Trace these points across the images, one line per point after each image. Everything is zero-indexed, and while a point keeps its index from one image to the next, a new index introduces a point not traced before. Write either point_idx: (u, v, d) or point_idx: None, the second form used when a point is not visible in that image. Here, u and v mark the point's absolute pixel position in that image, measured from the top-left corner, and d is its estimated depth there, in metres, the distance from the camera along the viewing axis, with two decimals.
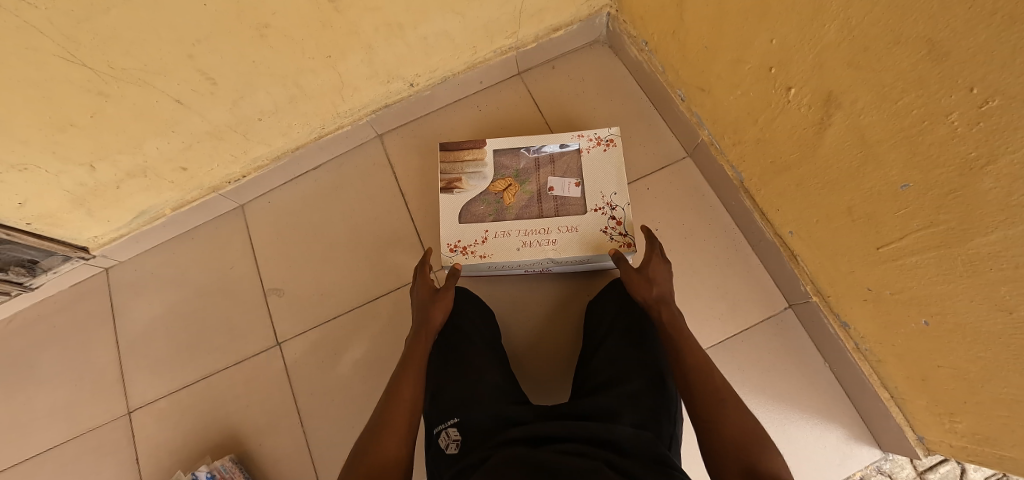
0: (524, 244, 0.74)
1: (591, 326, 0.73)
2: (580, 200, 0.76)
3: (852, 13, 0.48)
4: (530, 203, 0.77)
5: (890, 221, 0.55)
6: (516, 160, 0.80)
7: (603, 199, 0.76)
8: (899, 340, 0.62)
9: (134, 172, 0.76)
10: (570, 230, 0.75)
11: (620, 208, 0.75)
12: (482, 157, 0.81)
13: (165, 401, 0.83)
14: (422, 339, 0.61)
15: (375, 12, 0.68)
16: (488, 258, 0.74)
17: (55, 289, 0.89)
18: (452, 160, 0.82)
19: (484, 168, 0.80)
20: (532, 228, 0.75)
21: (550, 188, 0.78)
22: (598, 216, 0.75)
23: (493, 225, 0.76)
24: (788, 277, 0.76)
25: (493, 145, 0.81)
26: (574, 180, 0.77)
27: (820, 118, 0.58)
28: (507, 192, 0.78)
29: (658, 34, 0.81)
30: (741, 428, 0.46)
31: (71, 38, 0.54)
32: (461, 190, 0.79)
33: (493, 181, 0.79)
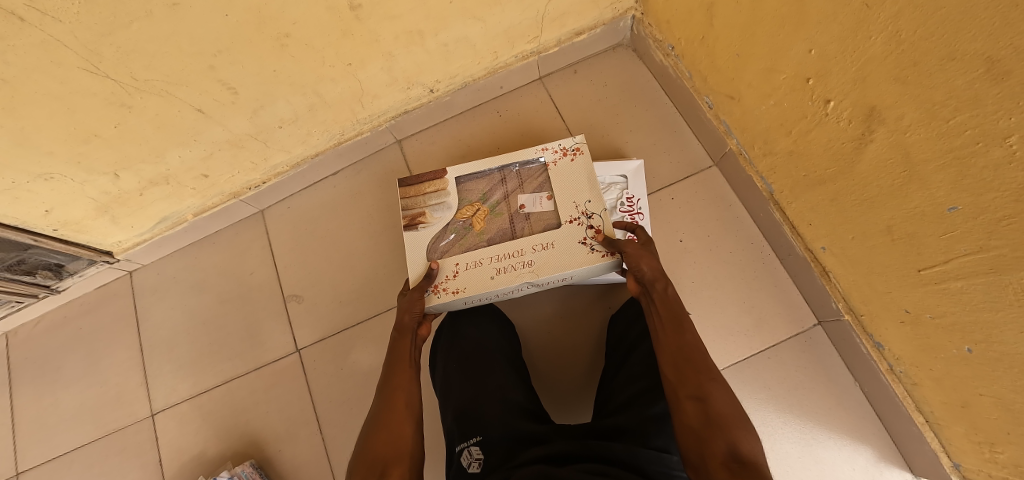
0: (498, 271, 0.66)
1: (614, 343, 0.72)
2: (552, 212, 0.70)
3: (902, 26, 0.45)
4: (502, 223, 0.71)
5: (932, 244, 0.53)
6: (485, 181, 0.75)
7: (577, 209, 0.68)
8: (937, 364, 0.59)
9: (156, 180, 0.76)
10: (546, 247, 0.66)
11: (596, 214, 0.67)
12: (443, 187, 0.74)
13: (187, 405, 0.84)
14: (408, 337, 0.59)
15: (396, 19, 0.67)
16: (462, 294, 0.65)
17: (80, 292, 0.91)
18: (412, 195, 0.74)
19: (449, 197, 0.73)
20: (501, 251, 0.67)
21: (522, 204, 0.72)
22: (571, 227, 0.67)
23: (462, 256, 0.68)
24: (819, 294, 0.73)
25: (453, 173, 0.75)
26: (546, 194, 0.71)
27: (860, 133, 0.55)
28: (477, 218, 0.71)
29: (684, 39, 0.78)
30: (724, 412, 0.45)
31: (95, 52, 0.54)
32: (427, 224, 0.71)
33: (459, 208, 0.73)
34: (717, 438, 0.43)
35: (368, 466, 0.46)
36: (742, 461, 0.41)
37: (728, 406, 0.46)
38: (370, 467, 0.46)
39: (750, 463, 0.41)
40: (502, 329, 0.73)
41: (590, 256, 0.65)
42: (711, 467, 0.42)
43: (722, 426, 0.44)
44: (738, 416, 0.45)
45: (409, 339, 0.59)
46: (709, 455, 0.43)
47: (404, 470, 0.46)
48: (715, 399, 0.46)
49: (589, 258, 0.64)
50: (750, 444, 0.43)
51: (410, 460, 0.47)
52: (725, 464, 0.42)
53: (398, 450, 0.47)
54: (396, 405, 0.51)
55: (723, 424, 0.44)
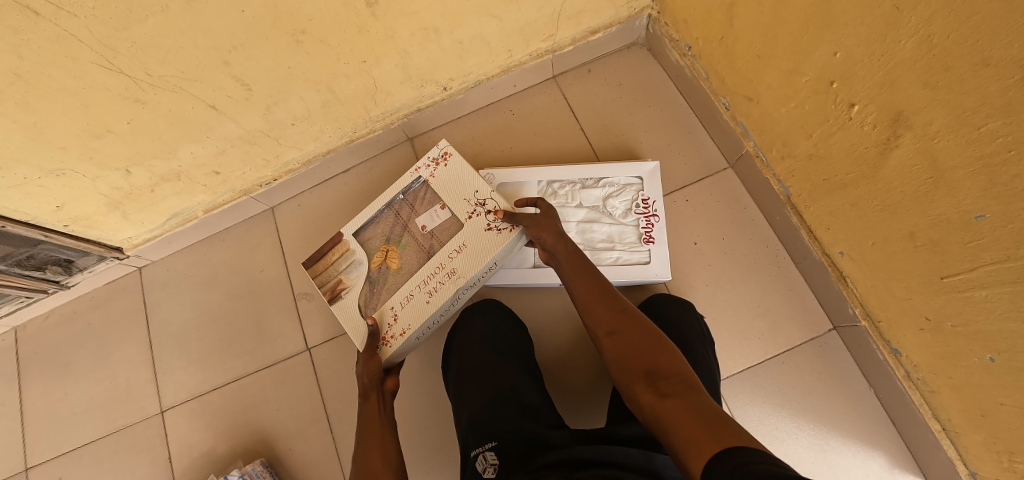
0: (431, 293, 0.66)
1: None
2: (452, 216, 0.70)
3: (935, 30, 0.44)
4: (411, 252, 0.70)
5: (957, 251, 0.52)
6: (382, 226, 0.73)
7: (471, 203, 0.68)
8: (957, 372, 0.59)
9: (167, 177, 0.76)
10: (462, 249, 0.66)
11: (483, 199, 0.67)
12: (346, 248, 0.73)
13: (196, 402, 0.84)
14: (373, 396, 0.58)
15: (412, 16, 0.66)
16: (409, 330, 0.65)
17: (89, 288, 0.90)
18: (323, 268, 0.73)
19: (354, 254, 0.72)
20: (422, 274, 0.67)
21: (421, 225, 0.71)
22: (473, 222, 0.68)
23: (392, 300, 0.68)
24: (835, 299, 0.73)
25: (348, 231, 0.73)
26: (439, 204, 0.71)
27: (885, 138, 0.54)
28: (389, 260, 0.70)
29: (703, 39, 0.77)
30: (641, 336, 0.46)
31: (110, 47, 0.54)
32: (349, 289, 0.69)
33: (370, 258, 0.71)
34: (637, 363, 0.44)
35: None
36: (662, 375, 0.42)
37: (641, 329, 0.47)
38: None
39: (671, 375, 0.42)
40: (513, 332, 0.72)
41: (497, 237, 0.65)
42: (639, 392, 0.42)
43: (640, 351, 0.45)
44: (653, 337, 0.46)
45: (375, 398, 0.58)
46: (635, 383, 0.43)
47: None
48: (627, 327, 0.47)
49: (499, 241, 0.65)
50: (666, 357, 0.44)
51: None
52: (648, 385, 0.42)
53: None
54: (372, 467, 0.48)
55: (642, 347, 0.45)
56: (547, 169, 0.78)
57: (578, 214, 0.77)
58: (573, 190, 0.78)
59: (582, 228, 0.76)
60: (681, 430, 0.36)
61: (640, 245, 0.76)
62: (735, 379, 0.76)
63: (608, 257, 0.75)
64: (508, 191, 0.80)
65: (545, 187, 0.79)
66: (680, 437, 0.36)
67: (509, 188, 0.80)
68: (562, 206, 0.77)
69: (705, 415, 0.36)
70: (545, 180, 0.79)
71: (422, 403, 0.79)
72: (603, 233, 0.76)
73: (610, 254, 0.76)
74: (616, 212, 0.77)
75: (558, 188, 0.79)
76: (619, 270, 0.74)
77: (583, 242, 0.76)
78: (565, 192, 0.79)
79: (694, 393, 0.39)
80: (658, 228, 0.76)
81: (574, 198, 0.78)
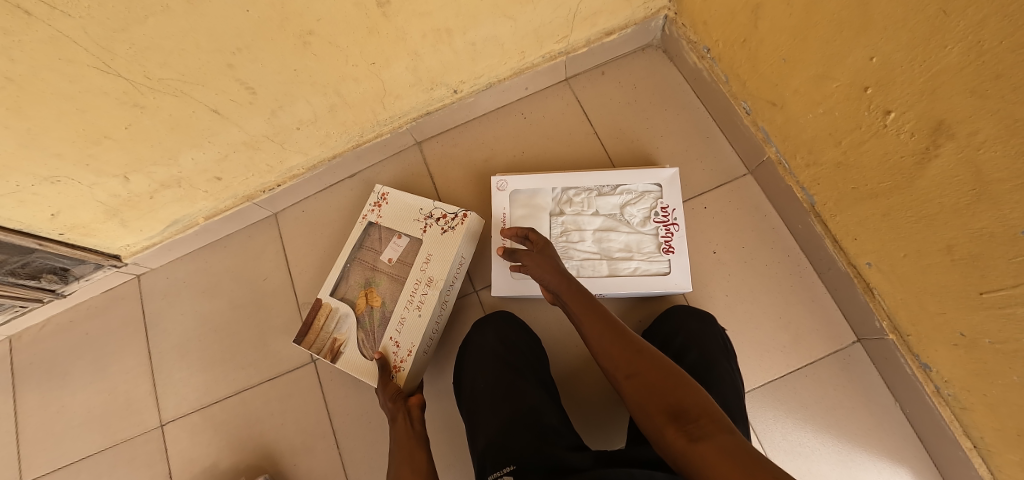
0: (421, 305, 0.72)
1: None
2: (412, 238, 0.78)
3: (986, 35, 0.42)
4: (389, 285, 0.76)
5: (1000, 267, 0.49)
6: (355, 276, 0.78)
7: (422, 218, 0.77)
8: (993, 390, 0.56)
9: (168, 183, 0.73)
10: (431, 257, 0.74)
11: (431, 210, 0.76)
12: (329, 309, 0.76)
13: (198, 415, 0.81)
14: (399, 417, 0.59)
15: (425, 17, 0.63)
16: (413, 346, 0.70)
17: (86, 296, 0.87)
18: (315, 335, 0.75)
19: (337, 310, 0.75)
20: (406, 294, 0.73)
21: (388, 259, 0.78)
22: (431, 233, 0.76)
23: (387, 332, 0.72)
24: (860, 311, 0.70)
25: (324, 294, 0.77)
26: (395, 236, 0.79)
27: (923, 147, 0.52)
28: (370, 300, 0.76)
29: (723, 41, 0.74)
30: (660, 373, 0.40)
31: (107, 49, 0.51)
32: (345, 342, 0.73)
33: (352, 305, 0.76)
34: (660, 406, 0.38)
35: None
36: (692, 417, 0.36)
37: (659, 367, 0.41)
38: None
39: (703, 416, 0.36)
40: (526, 349, 0.69)
41: (454, 235, 0.74)
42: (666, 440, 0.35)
43: (664, 392, 0.39)
44: (674, 373, 0.40)
45: (401, 418, 0.59)
46: (662, 428, 0.36)
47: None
48: (643, 364, 0.41)
49: (458, 237, 0.74)
50: (693, 395, 0.38)
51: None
52: (679, 429, 0.35)
53: None
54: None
55: (664, 386, 0.39)
56: (562, 176, 0.76)
57: (595, 223, 0.75)
58: (589, 198, 0.75)
59: (598, 237, 0.74)
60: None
61: (659, 254, 0.73)
62: (756, 392, 0.73)
63: (626, 267, 0.73)
64: (522, 198, 0.77)
65: (559, 195, 0.77)
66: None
67: (523, 195, 0.77)
68: (578, 214, 0.75)
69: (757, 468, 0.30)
70: (559, 187, 0.77)
71: (432, 418, 0.77)
72: (621, 242, 0.74)
73: (628, 263, 0.73)
74: (633, 221, 0.75)
75: (573, 196, 0.76)
76: (638, 281, 0.71)
77: (600, 251, 0.74)
78: (581, 199, 0.76)
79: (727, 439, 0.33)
80: (678, 237, 0.73)
81: (590, 206, 0.76)
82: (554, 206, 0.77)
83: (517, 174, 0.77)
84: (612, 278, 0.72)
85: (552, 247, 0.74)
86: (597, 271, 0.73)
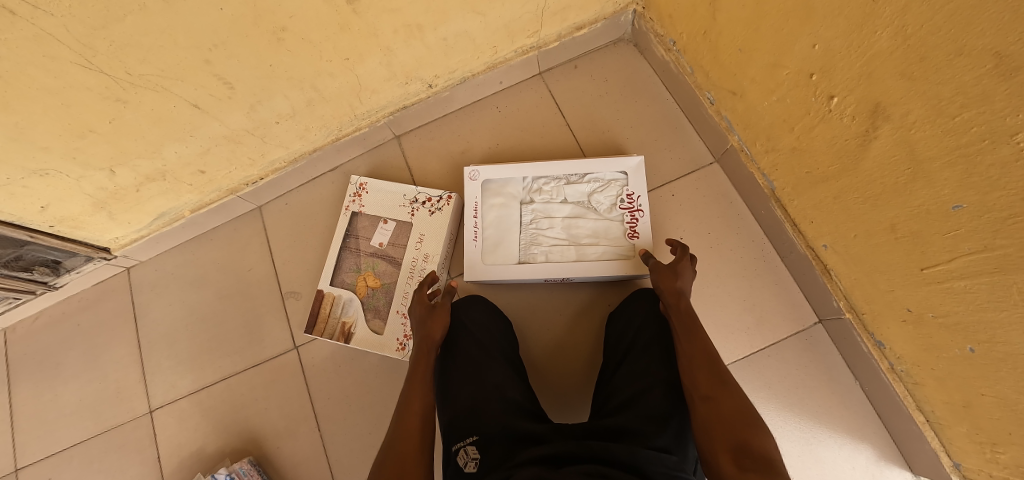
0: (421, 280, 0.79)
1: (614, 343, 0.70)
2: (399, 222, 0.83)
3: (909, 20, 0.44)
4: (384, 267, 0.82)
5: (937, 242, 0.52)
6: (348, 264, 0.82)
7: (407, 203, 0.82)
8: (939, 364, 0.59)
9: (153, 176, 0.76)
10: (424, 236, 0.81)
11: (415, 195, 0.82)
12: (333, 298, 0.80)
13: (185, 401, 0.84)
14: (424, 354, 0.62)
15: (395, 13, 0.66)
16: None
17: (78, 288, 0.90)
18: (322, 323, 0.79)
19: (341, 297, 0.80)
20: (406, 270, 0.80)
21: (379, 244, 0.82)
22: (418, 216, 0.82)
23: (393, 307, 0.79)
24: (820, 292, 0.73)
25: (324, 285, 0.81)
26: (382, 222, 0.83)
27: (865, 130, 0.54)
28: (371, 283, 0.81)
29: (687, 34, 0.77)
30: (736, 411, 0.47)
31: (88, 46, 0.54)
32: (355, 324, 0.78)
33: (355, 289, 0.81)
34: (726, 436, 0.45)
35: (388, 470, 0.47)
36: (750, 454, 0.43)
37: (739, 407, 0.47)
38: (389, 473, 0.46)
39: (760, 457, 0.43)
40: (494, 333, 0.71)
41: (441, 215, 0.81)
42: (722, 462, 0.44)
43: (733, 425, 0.46)
44: (748, 416, 0.46)
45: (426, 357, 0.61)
46: (720, 449, 0.45)
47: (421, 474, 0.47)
48: (724, 398, 0.48)
49: (445, 216, 0.81)
50: (761, 441, 0.44)
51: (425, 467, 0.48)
52: (733, 458, 0.43)
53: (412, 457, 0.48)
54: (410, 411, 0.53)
55: (735, 422, 0.46)
56: (531, 165, 0.78)
57: (564, 210, 0.78)
58: (558, 186, 0.79)
59: (567, 224, 0.77)
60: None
61: (624, 239, 0.76)
62: None
63: (593, 252, 0.75)
64: (494, 187, 0.80)
65: (530, 184, 0.80)
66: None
67: (495, 184, 0.80)
68: (547, 202, 0.79)
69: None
70: (529, 177, 0.80)
71: None
72: (588, 228, 0.77)
73: (594, 248, 0.76)
74: (600, 208, 0.78)
75: (543, 184, 0.79)
76: (603, 265, 0.74)
77: (568, 238, 0.77)
78: (550, 188, 0.79)
79: None
80: (642, 222, 0.76)
81: (559, 194, 0.79)
82: (525, 195, 0.80)
83: (489, 165, 0.80)
84: (579, 262, 0.75)
85: (522, 234, 0.78)
86: (565, 257, 0.76)
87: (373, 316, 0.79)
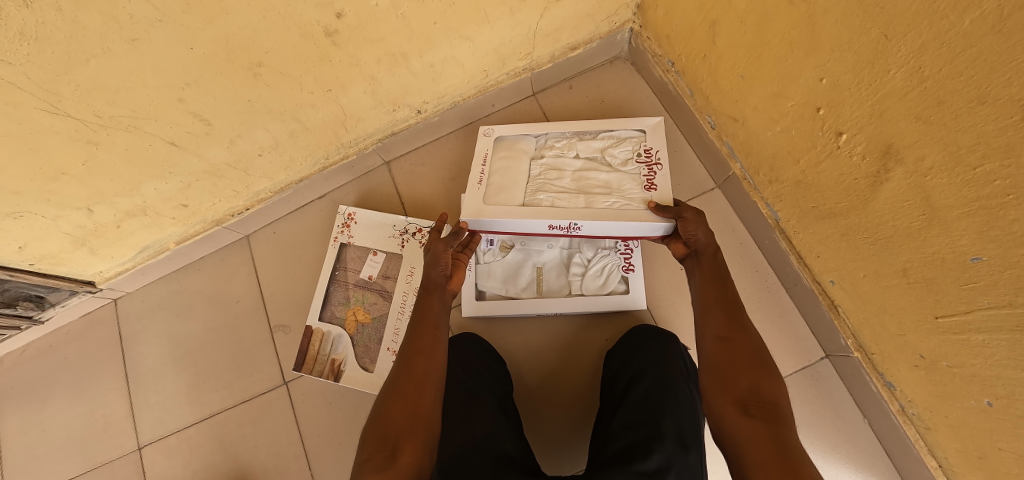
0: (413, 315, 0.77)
1: (609, 387, 0.67)
2: (388, 253, 0.81)
3: (926, 61, 0.41)
4: (374, 301, 0.79)
5: (952, 292, 0.49)
6: (337, 297, 0.80)
7: (397, 234, 0.81)
8: (953, 412, 0.56)
9: (133, 212, 0.73)
10: (414, 268, 0.79)
11: (405, 226, 0.81)
12: (322, 334, 0.78)
13: (174, 438, 0.82)
14: (436, 296, 0.54)
15: (377, 43, 0.63)
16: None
17: (64, 321, 0.88)
18: (310, 360, 0.77)
19: (330, 333, 0.78)
20: (396, 305, 0.78)
21: (369, 276, 0.80)
22: (408, 247, 0.81)
23: (384, 343, 0.77)
24: (827, 328, 0.70)
25: (312, 321, 0.79)
26: (371, 254, 0.81)
27: (875, 171, 0.51)
28: (360, 318, 0.78)
29: (685, 55, 0.73)
30: (752, 357, 0.45)
31: (52, 91, 0.51)
32: (345, 361, 0.76)
33: (344, 324, 0.78)
34: (737, 380, 0.43)
35: (382, 437, 0.41)
36: (759, 400, 0.41)
37: (755, 351, 0.45)
38: (381, 442, 0.41)
39: (767, 402, 0.41)
40: (481, 367, 0.69)
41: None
42: (723, 402, 0.42)
43: (747, 367, 0.44)
44: (766, 362, 0.44)
45: (438, 299, 0.54)
46: (723, 391, 0.43)
47: (418, 446, 0.41)
48: (743, 343, 0.46)
49: None
50: (772, 385, 0.42)
51: (427, 434, 0.42)
52: (738, 399, 0.42)
53: (416, 421, 0.42)
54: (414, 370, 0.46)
55: (749, 367, 0.44)
56: (545, 125, 0.75)
57: (575, 164, 0.71)
58: (570, 142, 0.73)
59: (578, 176, 0.69)
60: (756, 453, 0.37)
61: (618, 271, 0.74)
62: None
63: (593, 283, 0.73)
64: (506, 143, 0.75)
65: (543, 143, 0.75)
66: (753, 459, 0.37)
67: (507, 141, 0.75)
68: (559, 156, 0.72)
69: (788, 453, 0.36)
70: (543, 135, 0.76)
71: None
72: (601, 179, 0.67)
73: (595, 280, 0.73)
74: (615, 162, 0.69)
75: (555, 142, 0.74)
76: (597, 300, 0.73)
77: (578, 188, 0.67)
78: (561, 145, 0.74)
79: (786, 436, 0.38)
80: (638, 252, 0.74)
81: (571, 150, 0.73)
82: (537, 152, 0.74)
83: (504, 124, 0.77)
84: (588, 210, 0.64)
85: (528, 183, 0.69)
86: (557, 291, 0.75)
87: (362, 353, 0.77)
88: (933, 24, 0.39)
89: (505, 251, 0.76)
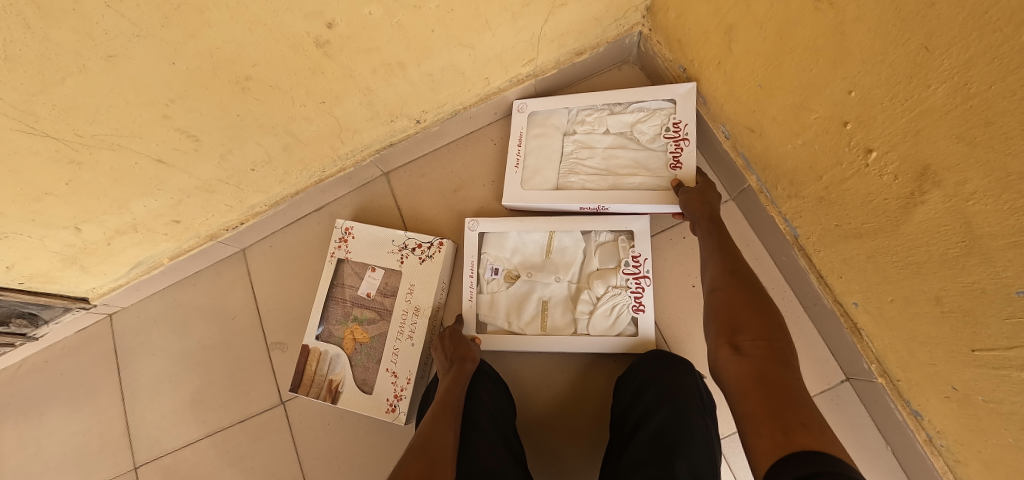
0: (413, 335, 0.73)
1: (619, 420, 0.63)
2: (388, 269, 0.77)
3: (973, 77, 0.36)
4: (372, 319, 0.76)
5: (992, 325, 0.45)
6: (335, 315, 0.78)
7: (397, 248, 0.77)
8: (987, 448, 0.52)
9: (123, 229, 0.71)
10: (415, 285, 0.75)
11: (404, 241, 0.76)
12: (320, 354, 0.75)
13: (170, 458, 0.80)
14: (456, 388, 0.59)
15: (372, 53, 0.60)
16: (410, 374, 0.72)
17: (60, 336, 0.87)
18: (308, 381, 0.75)
19: (328, 352, 0.75)
20: (396, 325, 0.75)
21: (367, 293, 0.77)
22: (409, 263, 0.77)
23: (385, 364, 0.73)
24: (848, 351, 0.66)
25: (309, 340, 0.76)
26: (370, 268, 0.78)
27: (909, 192, 0.47)
28: (358, 338, 0.76)
29: (699, 61, 0.69)
30: (744, 298, 0.47)
31: (28, 111, 0.48)
32: (342, 382, 0.74)
33: (343, 343, 0.76)
34: (727, 320, 0.46)
35: None
36: (748, 335, 0.43)
37: (749, 297, 0.47)
38: None
39: (760, 338, 0.43)
40: (479, 391, 0.66)
41: (433, 263, 0.75)
42: (717, 345, 0.45)
43: (736, 307, 0.46)
44: (761, 305, 0.46)
45: (457, 391, 0.59)
46: (717, 337, 0.45)
47: None
48: (729, 286, 0.49)
49: (433, 266, 0.75)
50: (753, 321, 0.44)
51: None
52: (729, 339, 0.44)
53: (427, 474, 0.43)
54: (426, 441, 0.49)
55: (740, 307, 0.46)
56: (577, 96, 0.76)
57: (605, 141, 0.74)
58: (601, 116, 0.74)
59: (607, 154, 0.73)
60: (747, 404, 0.39)
61: (628, 311, 0.70)
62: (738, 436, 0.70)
63: (602, 323, 0.70)
64: (539, 118, 0.78)
65: (574, 116, 0.77)
66: (746, 409, 0.39)
67: (540, 116, 0.78)
68: (589, 132, 0.75)
69: (771, 393, 0.38)
70: (574, 108, 0.77)
71: None
72: (628, 158, 0.72)
73: (603, 321, 0.70)
74: (642, 138, 0.72)
75: (585, 116, 0.76)
76: (607, 341, 0.70)
77: (607, 168, 0.73)
78: (593, 119, 0.76)
79: (774, 372, 0.40)
80: (648, 292, 0.70)
81: (602, 125, 0.75)
82: (568, 127, 0.77)
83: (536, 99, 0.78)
84: (614, 190, 0.70)
85: (561, 164, 0.75)
86: (562, 329, 0.72)
87: (361, 373, 0.74)
88: (983, 37, 0.35)
89: (510, 281, 0.75)
